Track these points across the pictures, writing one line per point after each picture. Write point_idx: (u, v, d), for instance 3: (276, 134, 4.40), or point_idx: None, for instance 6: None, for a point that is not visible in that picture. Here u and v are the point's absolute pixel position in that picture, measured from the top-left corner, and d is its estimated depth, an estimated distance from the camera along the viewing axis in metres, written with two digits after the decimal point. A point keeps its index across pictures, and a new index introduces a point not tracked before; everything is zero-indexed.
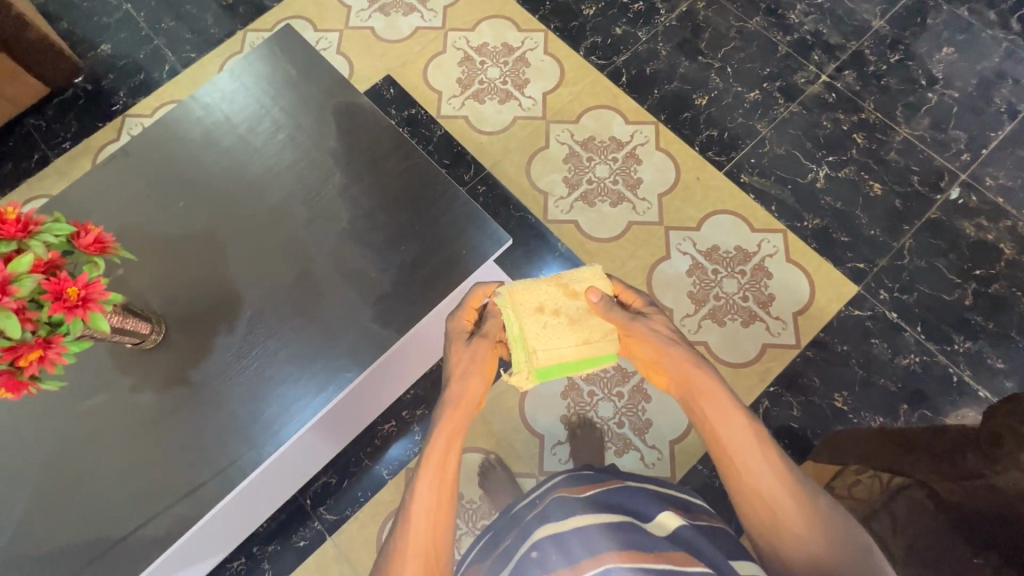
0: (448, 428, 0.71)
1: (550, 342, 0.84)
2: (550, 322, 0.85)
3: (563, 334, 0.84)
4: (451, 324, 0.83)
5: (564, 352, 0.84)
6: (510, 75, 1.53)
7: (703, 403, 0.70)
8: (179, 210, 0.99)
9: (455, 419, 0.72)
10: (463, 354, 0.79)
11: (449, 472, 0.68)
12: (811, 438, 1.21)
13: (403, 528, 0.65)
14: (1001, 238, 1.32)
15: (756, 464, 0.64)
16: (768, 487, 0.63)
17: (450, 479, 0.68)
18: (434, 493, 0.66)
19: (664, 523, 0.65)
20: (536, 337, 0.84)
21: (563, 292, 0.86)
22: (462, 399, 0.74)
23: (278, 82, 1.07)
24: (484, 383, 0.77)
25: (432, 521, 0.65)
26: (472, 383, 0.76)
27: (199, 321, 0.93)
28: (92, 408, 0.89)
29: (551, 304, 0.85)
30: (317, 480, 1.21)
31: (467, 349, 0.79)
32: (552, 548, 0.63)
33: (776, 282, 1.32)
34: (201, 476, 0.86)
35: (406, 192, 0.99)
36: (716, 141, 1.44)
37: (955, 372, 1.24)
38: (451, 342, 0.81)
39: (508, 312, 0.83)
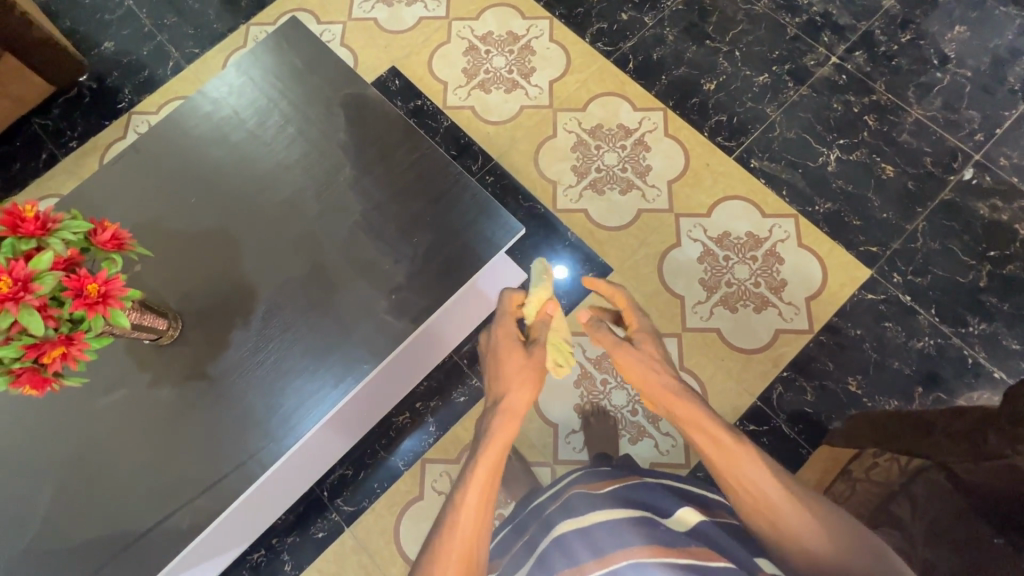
0: (503, 434, 0.71)
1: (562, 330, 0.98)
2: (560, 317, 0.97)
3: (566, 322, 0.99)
4: (500, 332, 0.85)
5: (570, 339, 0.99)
6: (516, 63, 1.52)
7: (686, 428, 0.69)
8: (190, 206, 0.99)
9: (508, 426, 0.72)
10: (517, 363, 0.80)
11: (497, 480, 0.67)
12: (825, 422, 1.21)
13: (448, 533, 0.62)
14: (1016, 219, 1.31)
15: (749, 478, 0.62)
16: (767, 499, 0.61)
17: (494, 485, 0.66)
18: (484, 494, 0.65)
19: (685, 519, 0.65)
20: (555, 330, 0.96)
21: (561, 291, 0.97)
22: (515, 409, 0.74)
23: (286, 75, 1.06)
24: (534, 392, 0.78)
25: (477, 525, 0.62)
26: (520, 392, 0.77)
27: (215, 316, 0.93)
28: (111, 404, 0.90)
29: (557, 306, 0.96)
30: (333, 473, 1.22)
31: (525, 358, 0.81)
32: (577, 540, 0.63)
33: (788, 268, 1.32)
34: (222, 469, 0.87)
35: (417, 183, 0.98)
36: (725, 126, 1.43)
37: (970, 354, 1.23)
38: (502, 349, 0.83)
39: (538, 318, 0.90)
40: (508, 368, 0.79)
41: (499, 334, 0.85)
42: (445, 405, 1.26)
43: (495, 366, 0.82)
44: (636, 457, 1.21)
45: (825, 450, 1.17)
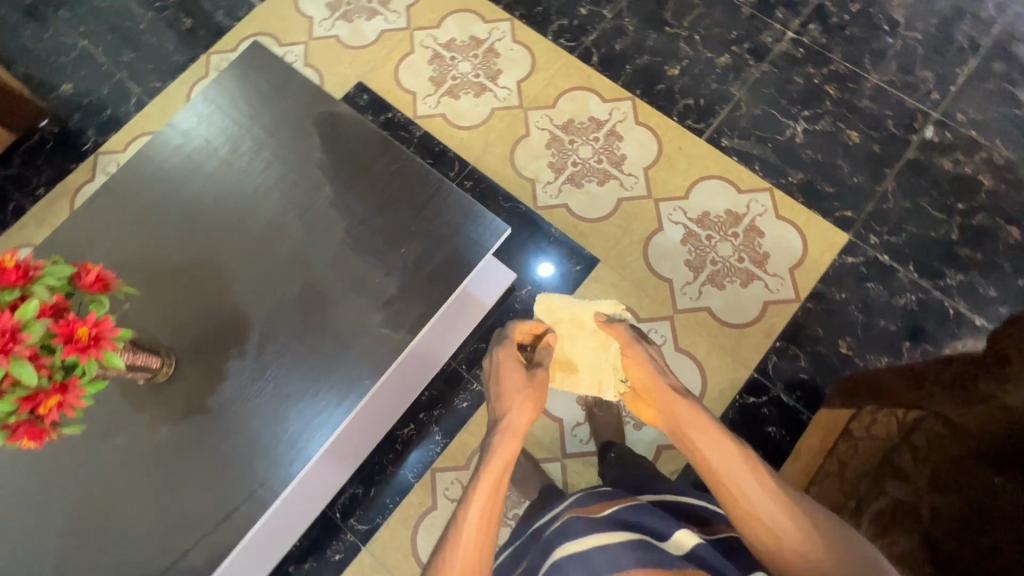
0: (506, 454, 0.75)
1: (570, 359, 1.00)
2: (569, 341, 0.99)
3: (585, 349, 0.99)
4: (500, 350, 0.90)
5: (577, 371, 1.00)
6: (482, 67, 1.53)
7: (690, 432, 0.73)
8: (171, 240, 0.98)
9: (511, 445, 0.76)
10: (518, 383, 0.85)
11: (498, 495, 0.71)
12: (822, 386, 1.23)
13: (451, 543, 0.65)
14: (979, 171, 1.36)
15: (747, 484, 0.64)
16: (763, 507, 0.62)
17: (497, 500, 0.70)
18: (485, 507, 0.68)
19: (682, 541, 0.65)
20: (561, 360, 1.00)
21: (584, 319, 0.99)
22: (516, 429, 0.79)
23: (254, 100, 1.06)
24: (534, 413, 0.82)
25: (478, 539, 0.66)
26: (522, 411, 0.81)
27: (209, 348, 0.92)
28: (111, 449, 0.88)
29: (573, 331, 0.99)
30: (344, 493, 1.22)
31: (527, 378, 0.85)
32: (576, 567, 0.64)
33: (769, 240, 1.34)
34: (233, 501, 0.86)
35: (399, 194, 0.98)
36: (693, 109, 1.46)
37: (951, 305, 1.27)
38: (504, 368, 0.87)
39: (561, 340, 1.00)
40: (509, 386, 0.84)
41: (500, 356, 0.89)
42: (448, 413, 1.27)
43: (495, 386, 0.86)
44: (641, 442, 1.22)
45: (823, 414, 1.19)
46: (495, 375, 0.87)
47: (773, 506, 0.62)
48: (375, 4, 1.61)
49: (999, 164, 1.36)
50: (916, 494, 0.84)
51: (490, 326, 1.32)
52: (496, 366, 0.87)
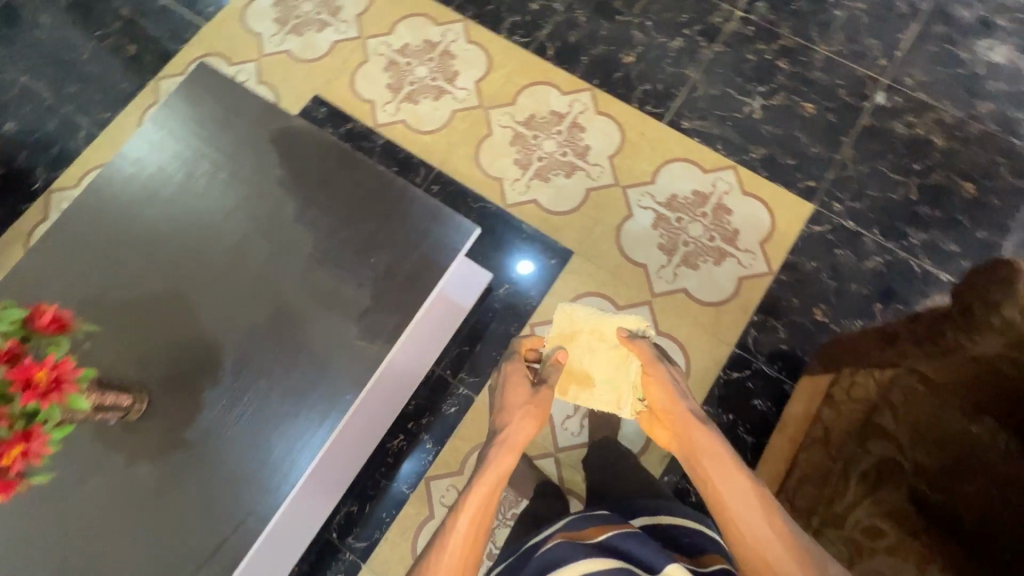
0: (500, 468, 0.77)
1: (588, 374, 0.94)
2: (588, 355, 0.94)
3: (604, 365, 0.93)
4: (510, 366, 0.90)
5: (593, 387, 0.94)
6: (438, 70, 1.52)
7: (707, 465, 0.74)
8: (131, 273, 0.95)
9: (506, 459, 0.78)
10: (523, 398, 0.85)
11: (488, 510, 0.73)
12: (801, 355, 1.26)
13: (437, 555, 0.69)
14: (931, 131, 1.40)
15: (759, 529, 0.66)
16: (773, 555, 0.64)
17: (486, 513, 0.72)
18: (473, 523, 0.71)
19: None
20: (577, 374, 0.94)
21: (605, 331, 0.94)
22: (513, 443, 0.80)
23: (206, 122, 1.03)
24: (535, 427, 0.84)
25: (465, 551, 0.69)
26: (521, 426, 0.82)
27: (182, 380, 0.89)
28: (89, 494, 0.85)
29: (592, 344, 0.94)
30: (339, 512, 1.20)
31: (531, 394, 0.86)
32: None
33: (738, 217, 1.36)
34: (221, 533, 0.84)
35: (364, 203, 0.97)
36: (652, 94, 1.47)
37: (917, 263, 1.30)
38: (510, 381, 0.88)
39: (581, 356, 0.94)
40: (512, 399, 0.85)
41: (508, 369, 0.90)
42: (437, 420, 1.26)
43: (501, 397, 0.87)
44: (632, 428, 1.23)
45: (803, 384, 1.16)
46: (502, 389, 0.88)
47: (782, 553, 0.64)
48: (324, 15, 1.59)
49: (949, 123, 1.40)
50: (901, 451, 0.87)
51: (471, 328, 1.31)
52: (506, 381, 0.88)
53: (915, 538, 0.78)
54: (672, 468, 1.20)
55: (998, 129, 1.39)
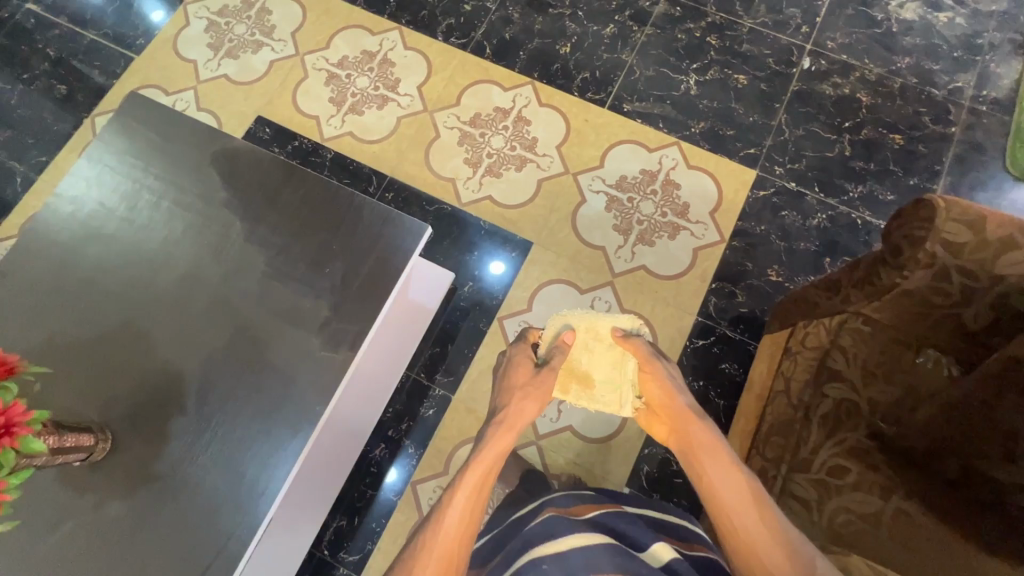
0: (499, 443, 0.81)
1: (588, 373, 0.96)
2: (586, 354, 0.96)
3: (601, 364, 0.96)
4: (515, 350, 0.94)
5: (592, 386, 0.96)
6: (379, 79, 1.53)
7: (702, 455, 0.78)
8: (81, 312, 0.93)
9: (505, 437, 0.82)
10: (528, 380, 0.90)
11: (486, 486, 0.75)
12: (761, 316, 1.31)
13: (436, 527, 0.70)
14: (857, 90, 1.47)
15: (746, 511, 0.70)
16: (757, 534, 0.68)
17: (483, 488, 0.75)
18: (471, 495, 0.73)
19: (658, 555, 0.71)
20: (577, 372, 0.96)
21: (600, 331, 0.97)
22: (514, 420, 0.85)
23: (143, 152, 1.02)
24: (537, 408, 0.88)
25: (462, 528, 0.69)
26: (522, 406, 0.87)
27: (145, 413, 0.88)
28: (61, 541, 0.83)
29: (589, 343, 0.96)
30: (329, 528, 1.19)
31: (533, 376, 0.90)
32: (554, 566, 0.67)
33: (686, 190, 1.40)
34: (202, 561, 0.82)
35: (314, 215, 0.97)
36: (591, 81, 1.51)
37: (858, 216, 1.37)
38: (516, 367, 0.92)
39: (580, 354, 0.96)
40: (516, 380, 0.89)
41: (513, 353, 0.94)
42: (416, 424, 1.26)
43: (506, 380, 0.91)
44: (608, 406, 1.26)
45: (766, 339, 1.20)
46: (505, 376, 0.92)
47: (766, 533, 0.68)
48: (258, 36, 1.58)
49: (872, 80, 1.47)
50: (853, 391, 0.89)
51: (441, 329, 1.32)
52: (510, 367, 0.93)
53: (875, 470, 0.83)
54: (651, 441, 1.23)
55: (917, 81, 1.47)
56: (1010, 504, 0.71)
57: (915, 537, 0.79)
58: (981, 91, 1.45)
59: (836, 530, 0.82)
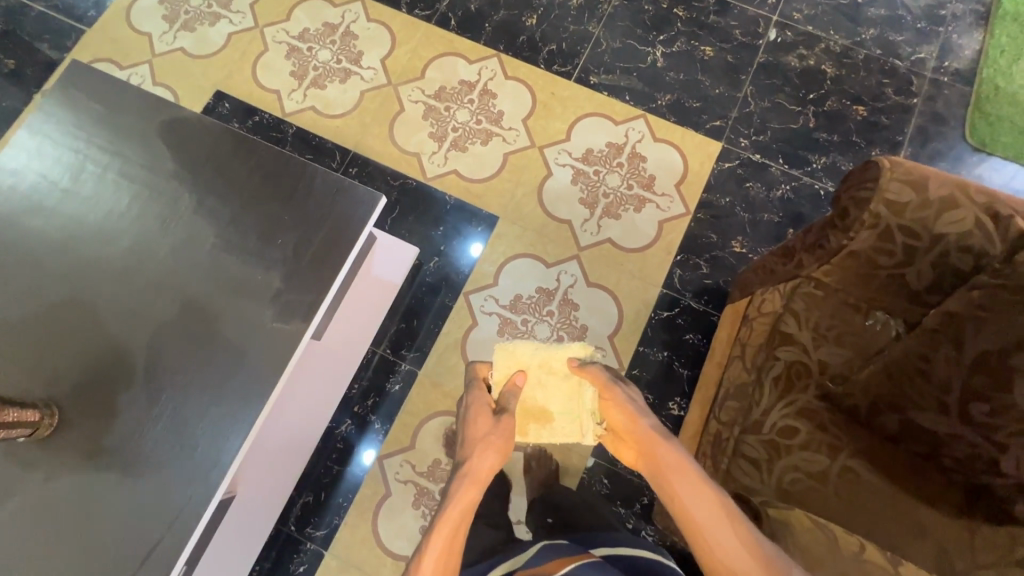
0: (466, 501, 0.72)
1: (543, 409, 0.82)
2: (538, 390, 0.83)
3: (558, 396, 0.82)
4: (470, 396, 0.84)
5: (552, 421, 0.83)
6: (342, 52, 1.49)
7: (678, 484, 0.70)
8: (23, 287, 0.91)
9: (471, 492, 0.73)
10: (487, 428, 0.79)
11: (456, 549, 0.69)
12: (725, 286, 1.32)
13: None
14: (822, 61, 1.47)
15: (727, 541, 0.66)
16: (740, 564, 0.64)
17: (455, 549, 0.69)
18: (442, 564, 0.67)
19: None
20: (533, 411, 0.83)
21: (553, 363, 0.82)
22: (478, 474, 0.75)
23: (87, 124, 0.98)
24: (500, 458, 0.77)
25: None
26: (484, 456, 0.76)
27: (93, 389, 0.87)
28: (9, 517, 0.82)
29: (543, 377, 0.83)
30: (295, 504, 1.20)
31: (491, 422, 0.80)
32: None
33: (652, 163, 1.40)
34: (155, 533, 0.82)
35: (265, 185, 0.95)
36: (558, 53, 1.49)
37: (821, 187, 1.38)
38: (471, 415, 0.82)
39: (532, 392, 0.83)
40: (474, 431, 0.78)
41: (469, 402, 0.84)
42: (383, 399, 1.26)
43: (464, 430, 0.81)
44: None
45: (727, 309, 1.21)
46: (463, 426, 0.82)
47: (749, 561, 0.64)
48: (215, 7, 1.53)
49: (836, 52, 1.48)
50: (805, 354, 0.90)
51: (407, 306, 1.31)
52: (466, 418, 0.82)
53: (823, 430, 0.85)
54: None
55: (881, 52, 1.47)
56: (946, 455, 0.74)
57: (858, 493, 0.82)
58: (943, 62, 1.46)
59: (784, 488, 0.84)
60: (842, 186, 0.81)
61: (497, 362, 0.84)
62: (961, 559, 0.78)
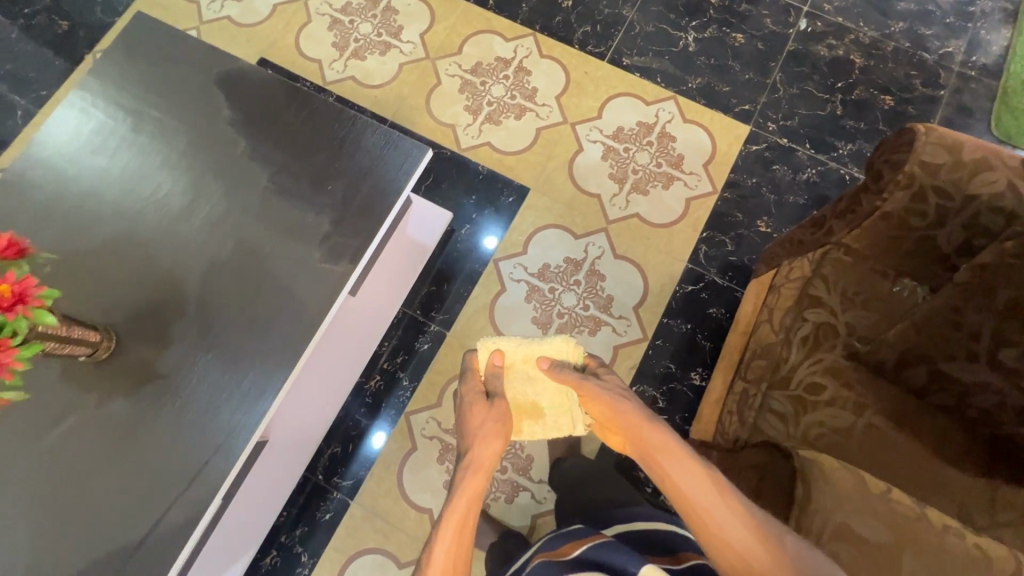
0: (470, 489, 0.70)
1: (534, 404, 0.87)
2: (526, 388, 0.87)
3: (546, 391, 0.87)
4: (463, 390, 0.86)
5: (543, 415, 0.88)
6: (382, 26, 1.54)
7: (664, 462, 0.67)
8: (86, 219, 0.95)
9: (475, 480, 0.72)
10: (485, 416, 0.81)
11: (466, 540, 0.66)
12: (749, 264, 1.35)
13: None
14: (851, 52, 1.50)
15: (722, 516, 0.61)
16: (740, 540, 0.60)
17: (467, 537, 0.66)
18: (453, 553, 0.64)
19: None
20: (525, 407, 0.87)
21: (536, 359, 0.87)
22: (482, 463, 0.74)
23: (149, 72, 1.03)
24: (501, 446, 0.78)
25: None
26: (485, 446, 0.76)
27: (147, 317, 0.91)
28: (62, 436, 0.86)
29: (529, 372, 0.87)
30: (323, 454, 1.23)
31: (489, 409, 0.82)
32: None
33: (681, 142, 1.44)
34: (203, 456, 0.86)
35: (317, 135, 0.99)
36: (592, 34, 1.53)
37: (847, 172, 1.41)
38: (468, 408, 0.83)
39: (519, 391, 0.87)
40: (472, 422, 0.80)
41: (465, 397, 0.85)
42: (412, 357, 1.29)
43: (462, 423, 0.82)
44: (599, 345, 1.30)
45: (752, 283, 1.21)
46: (462, 419, 0.82)
47: (746, 537, 0.60)
48: None
49: (865, 43, 1.51)
50: (833, 316, 0.92)
51: (438, 270, 1.35)
52: (464, 412, 0.83)
53: (849, 388, 0.88)
54: (636, 381, 1.28)
55: (910, 45, 1.50)
56: (973, 406, 0.77)
57: (883, 449, 0.84)
58: (971, 57, 1.48)
59: (810, 441, 0.86)
60: (874, 152, 0.84)
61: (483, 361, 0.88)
62: (981, 513, 0.80)
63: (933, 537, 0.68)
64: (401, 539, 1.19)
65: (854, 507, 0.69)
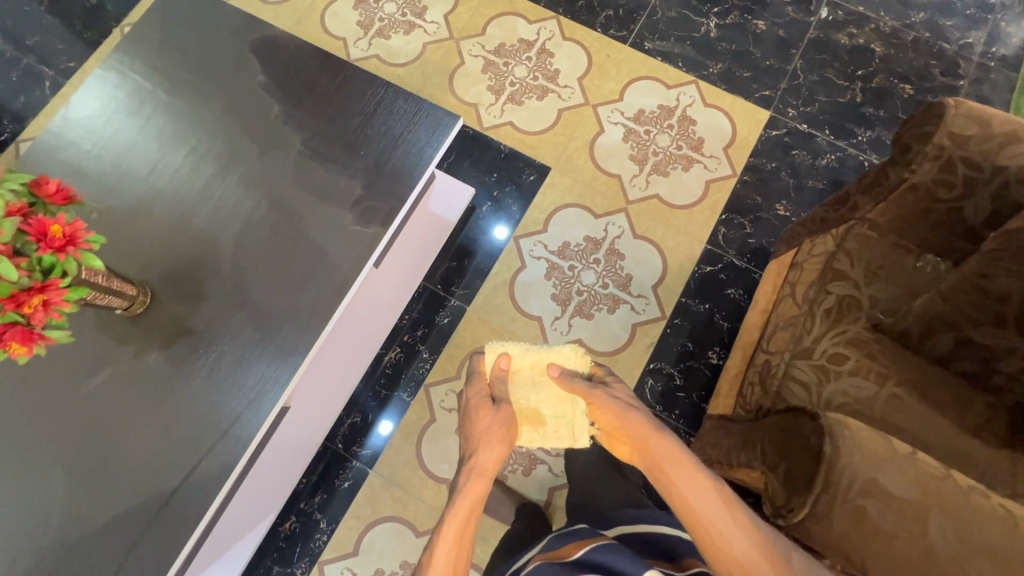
0: (474, 491, 0.72)
1: (536, 411, 0.87)
2: (529, 394, 0.87)
3: (549, 400, 0.87)
4: (468, 392, 0.86)
5: (543, 423, 0.87)
6: (407, 6, 1.55)
7: (672, 473, 0.68)
8: (124, 176, 0.97)
9: (478, 485, 0.72)
10: (490, 420, 0.81)
11: (466, 542, 0.67)
12: (767, 247, 1.36)
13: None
14: (871, 41, 1.51)
15: (728, 530, 0.62)
16: (743, 552, 0.61)
17: (466, 539, 0.67)
18: (453, 554, 0.65)
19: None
20: (527, 412, 0.87)
21: (544, 366, 0.88)
22: (485, 467, 0.75)
23: (185, 37, 1.04)
24: (504, 449, 0.78)
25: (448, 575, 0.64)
26: (488, 450, 0.77)
27: (182, 275, 0.92)
28: (97, 386, 0.87)
29: (535, 378, 0.88)
30: (343, 424, 1.24)
31: (494, 413, 0.81)
32: None
33: (702, 126, 1.45)
34: (236, 408, 0.87)
35: (350, 102, 1.01)
36: (615, 19, 1.54)
37: (866, 158, 1.42)
38: (473, 410, 0.83)
39: (520, 396, 0.87)
40: (477, 425, 0.80)
41: (470, 397, 0.85)
42: (432, 331, 1.31)
43: (466, 426, 0.82)
44: (617, 322, 1.31)
45: (772, 263, 1.21)
46: (467, 421, 0.82)
47: (749, 550, 0.61)
48: None
49: (886, 32, 1.52)
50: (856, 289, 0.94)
51: (459, 246, 1.36)
52: (468, 414, 0.83)
53: (872, 358, 0.89)
54: (653, 359, 1.29)
55: (930, 35, 1.51)
56: (999, 372, 0.79)
57: (905, 416, 0.86)
58: (991, 48, 1.50)
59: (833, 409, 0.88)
60: (904, 125, 0.85)
61: (490, 366, 0.89)
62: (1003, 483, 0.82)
63: (960, 498, 0.70)
64: (419, 507, 1.20)
65: (881, 467, 0.71)
